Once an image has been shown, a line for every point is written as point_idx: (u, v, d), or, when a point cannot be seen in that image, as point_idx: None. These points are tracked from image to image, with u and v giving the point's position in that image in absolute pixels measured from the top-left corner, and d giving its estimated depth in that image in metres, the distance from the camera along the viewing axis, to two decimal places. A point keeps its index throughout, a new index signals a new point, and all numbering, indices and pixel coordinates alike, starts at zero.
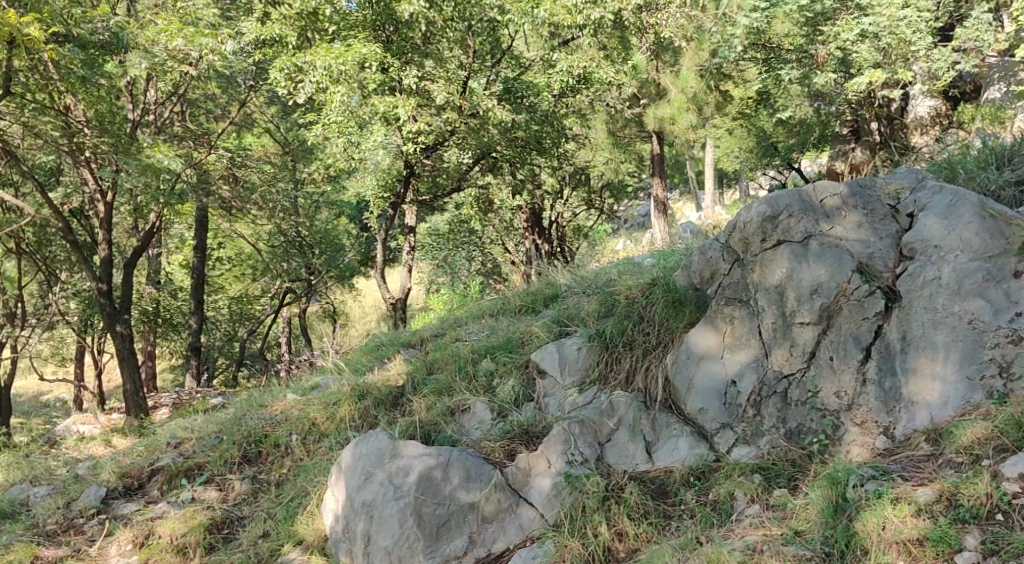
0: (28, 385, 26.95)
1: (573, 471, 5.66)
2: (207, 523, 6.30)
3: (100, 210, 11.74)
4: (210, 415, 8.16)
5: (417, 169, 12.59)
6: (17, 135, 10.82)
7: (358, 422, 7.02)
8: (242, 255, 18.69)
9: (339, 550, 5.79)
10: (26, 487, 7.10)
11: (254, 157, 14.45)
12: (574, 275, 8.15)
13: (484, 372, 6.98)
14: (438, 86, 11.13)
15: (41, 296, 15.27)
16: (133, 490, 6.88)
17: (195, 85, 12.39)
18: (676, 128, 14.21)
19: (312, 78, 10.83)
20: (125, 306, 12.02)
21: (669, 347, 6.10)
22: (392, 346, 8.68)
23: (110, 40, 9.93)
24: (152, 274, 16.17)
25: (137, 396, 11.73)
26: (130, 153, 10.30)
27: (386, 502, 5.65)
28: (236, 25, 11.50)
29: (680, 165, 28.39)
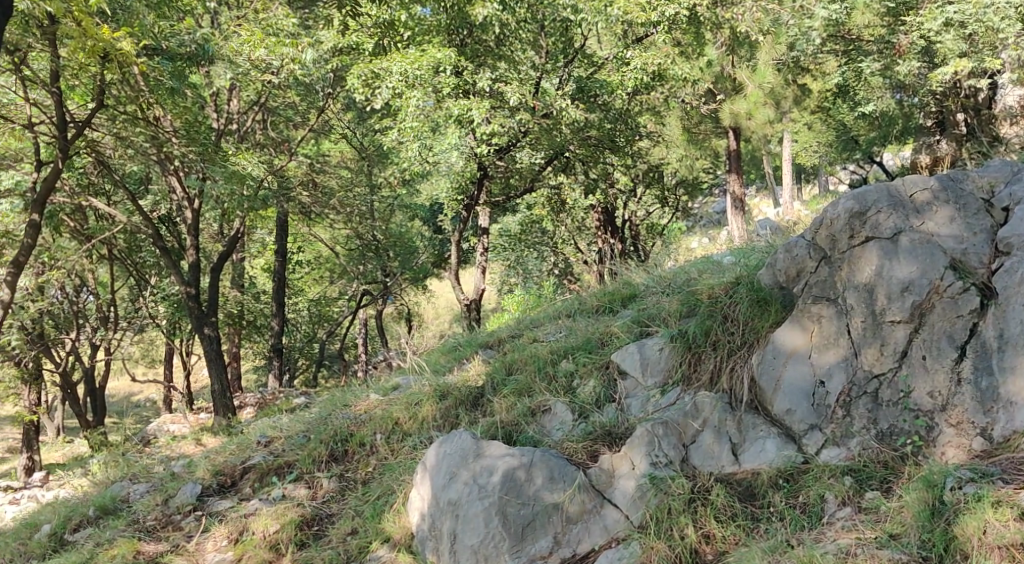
0: (121, 386, 28.11)
1: (658, 473, 5.62)
2: (298, 519, 6.43)
3: (188, 217, 12.15)
4: (297, 415, 8.37)
5: (490, 171, 12.66)
6: (109, 146, 11.32)
7: (439, 422, 7.11)
8: (320, 258, 19.08)
9: (425, 549, 5.83)
10: (126, 485, 7.39)
11: (332, 165, 14.84)
12: (652, 275, 8.10)
13: (564, 372, 6.96)
14: (512, 89, 11.15)
15: (133, 300, 15.86)
16: (226, 488, 7.09)
17: (276, 94, 12.73)
18: (753, 123, 13.76)
19: (389, 84, 11.04)
20: (212, 309, 12.42)
21: (754, 348, 6.02)
22: (471, 347, 8.77)
23: (196, 51, 10.14)
24: (236, 278, 16.65)
25: (224, 396, 12.06)
26: (216, 161, 10.78)
27: (472, 501, 5.68)
28: (314, 34, 11.78)
29: (756, 162, 27.99)
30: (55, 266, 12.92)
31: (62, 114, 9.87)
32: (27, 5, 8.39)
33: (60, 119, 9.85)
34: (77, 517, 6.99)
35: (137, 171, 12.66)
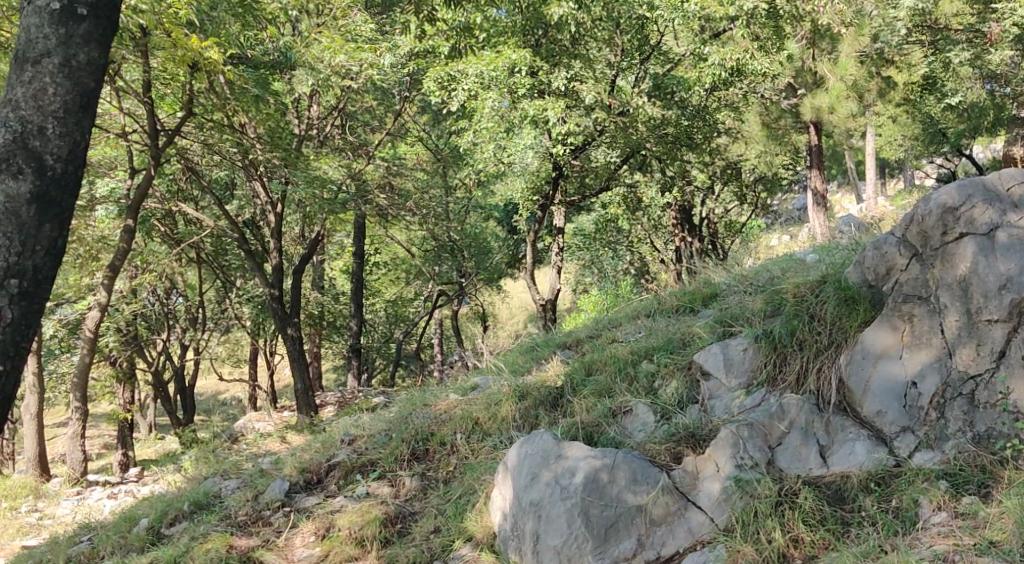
0: (208, 386, 29.07)
1: (744, 475, 5.54)
2: (382, 517, 6.49)
3: (271, 221, 12.47)
4: (377, 414, 8.52)
5: (565, 170, 12.63)
6: (197, 153, 11.75)
7: (519, 422, 7.13)
8: (397, 260, 19.35)
9: (508, 549, 5.83)
10: (218, 481, 7.67)
11: (408, 167, 15.06)
12: (732, 274, 8.00)
13: (645, 373, 6.90)
14: (588, 88, 11.10)
15: (219, 302, 16.37)
16: (312, 484, 7.26)
17: (354, 99, 12.96)
18: (835, 117, 13.36)
19: (465, 86, 11.15)
20: (294, 310, 12.70)
21: (842, 348, 5.89)
22: (548, 347, 8.78)
23: (279, 59, 10.86)
24: (316, 280, 17.03)
25: (307, 395, 12.28)
26: (298, 165, 11.09)
27: (554, 502, 5.64)
28: (391, 40, 12.06)
29: (838, 157, 27.34)
30: (147, 269, 13.44)
31: (154, 122, 10.27)
32: (122, 18, 8.83)
33: (152, 127, 10.24)
34: (172, 512, 7.24)
35: (223, 176, 13.05)
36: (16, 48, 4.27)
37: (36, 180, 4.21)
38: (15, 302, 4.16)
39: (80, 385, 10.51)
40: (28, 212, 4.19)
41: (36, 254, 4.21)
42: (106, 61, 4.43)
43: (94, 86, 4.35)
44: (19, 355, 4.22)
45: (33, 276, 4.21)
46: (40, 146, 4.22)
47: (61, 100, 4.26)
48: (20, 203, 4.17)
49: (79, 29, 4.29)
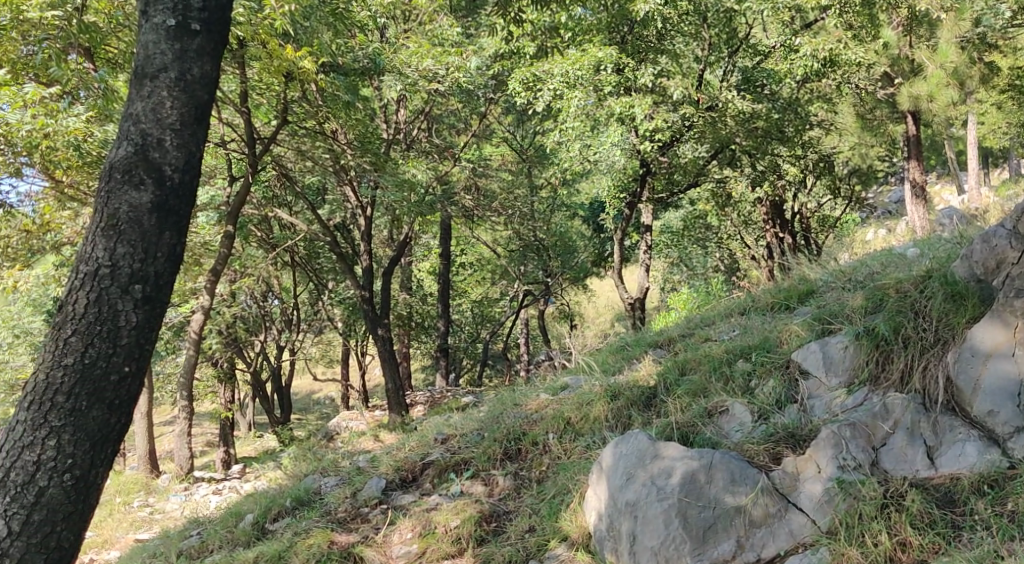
0: (302, 386, 29.89)
1: (847, 477, 5.40)
2: (477, 516, 6.53)
3: (361, 224, 12.74)
4: (468, 414, 8.61)
5: (653, 168, 12.51)
6: (292, 159, 12.17)
7: (612, 423, 7.08)
8: (483, 260, 19.48)
9: (604, 549, 5.75)
10: (318, 478, 7.89)
11: (494, 167, 15.19)
12: (830, 271, 7.80)
13: (741, 372, 6.76)
14: (675, 83, 11.02)
15: (312, 304, 16.81)
16: (408, 482, 7.39)
17: (440, 102, 13.12)
18: (935, 105, 12.83)
19: (550, 86, 11.13)
20: (385, 311, 12.91)
21: (949, 345, 5.69)
22: (640, 346, 8.70)
23: (369, 65, 10.82)
24: (405, 281, 17.32)
25: (399, 394, 12.44)
26: (387, 169, 11.28)
27: (651, 502, 5.56)
28: (477, 43, 12.24)
29: (937, 148, 26.36)
30: (245, 274, 13.90)
31: (251, 131, 10.65)
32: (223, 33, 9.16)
33: (250, 136, 10.62)
34: (275, 507, 7.47)
35: (315, 182, 13.37)
36: (134, 64, 4.47)
37: (156, 190, 4.39)
38: (139, 306, 4.34)
39: (185, 385, 10.93)
40: (150, 220, 4.37)
41: (158, 260, 4.39)
42: (218, 74, 4.60)
43: (207, 98, 4.52)
44: (144, 357, 4.39)
45: (155, 281, 4.38)
46: (160, 157, 4.40)
47: (178, 113, 4.44)
48: (142, 211, 4.36)
49: (193, 43, 4.46)
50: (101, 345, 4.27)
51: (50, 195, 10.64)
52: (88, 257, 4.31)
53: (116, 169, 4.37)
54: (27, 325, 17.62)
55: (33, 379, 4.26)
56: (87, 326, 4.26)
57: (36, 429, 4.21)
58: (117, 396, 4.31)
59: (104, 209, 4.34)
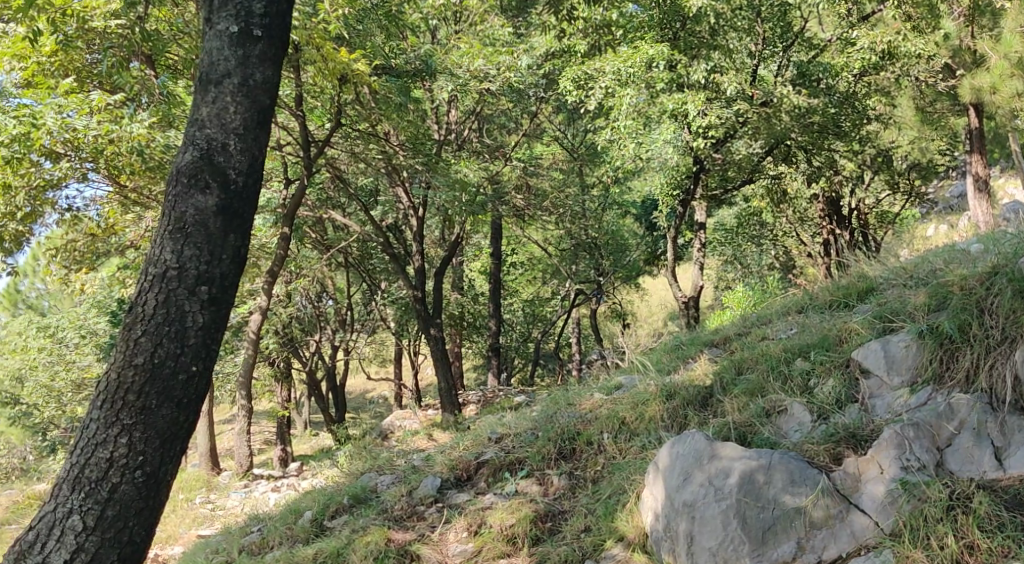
0: (356, 385, 30.25)
1: (911, 477, 5.30)
2: (532, 515, 6.52)
3: (413, 225, 12.84)
4: (522, 413, 8.63)
5: (707, 165, 12.38)
6: (346, 161, 12.33)
7: (667, 422, 7.03)
8: (534, 259, 19.49)
9: (661, 550, 5.71)
10: (374, 476, 7.99)
11: (545, 167, 15.20)
12: (891, 268, 7.65)
13: (799, 370, 6.67)
14: (729, 79, 10.85)
15: (366, 304, 17.00)
16: (463, 481, 7.43)
17: (491, 102, 13.15)
18: (996, 98, 12.30)
19: (602, 83, 11.09)
20: (437, 311, 12.99)
21: (1017, 343, 5.54)
22: (695, 345, 8.61)
23: (420, 68, 11.12)
24: (456, 281, 17.43)
25: (452, 393, 12.52)
26: (440, 169, 11.33)
27: (709, 503, 5.51)
28: (528, 42, 12.27)
29: (1000, 141, 25.60)
30: (301, 275, 14.11)
31: (306, 133, 10.79)
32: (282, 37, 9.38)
33: (305, 139, 10.76)
34: (333, 505, 7.58)
35: (368, 183, 13.54)
36: (199, 70, 4.56)
37: (221, 194, 4.48)
38: (206, 307, 4.44)
39: (244, 384, 11.14)
40: (216, 222, 4.46)
41: (223, 262, 4.48)
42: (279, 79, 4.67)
43: (269, 102, 4.60)
44: (210, 357, 4.49)
45: (221, 282, 4.48)
46: (225, 162, 4.49)
47: (241, 118, 4.53)
48: (208, 215, 4.45)
49: (255, 49, 4.54)
50: (169, 345, 4.37)
51: (114, 199, 10.93)
52: (156, 260, 4.42)
53: (182, 173, 4.47)
54: (92, 326, 18.14)
55: (105, 378, 4.38)
56: (156, 326, 4.36)
57: (109, 427, 4.32)
58: (185, 394, 4.42)
59: (171, 212, 4.44)
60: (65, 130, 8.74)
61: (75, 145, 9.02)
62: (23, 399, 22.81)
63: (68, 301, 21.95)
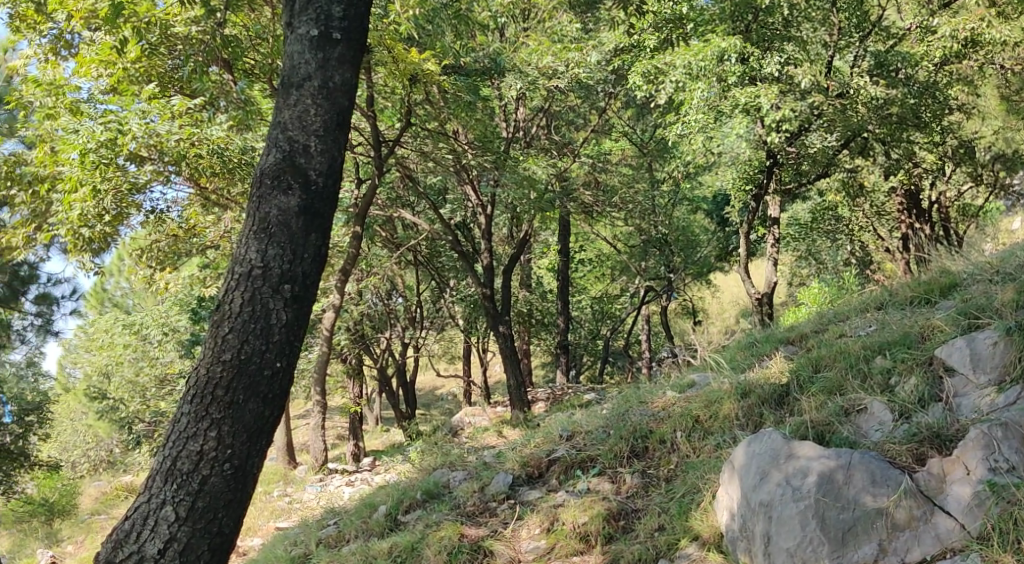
0: (425, 382, 30.57)
1: (999, 480, 5.12)
2: (606, 513, 6.48)
3: (482, 223, 12.92)
4: (593, 410, 8.61)
5: (780, 158, 12.15)
6: (416, 161, 12.46)
7: (742, 421, 6.93)
8: (602, 256, 19.43)
9: (738, 549, 5.62)
10: (446, 472, 8.06)
11: (614, 163, 15.14)
12: (976, 263, 7.41)
13: (879, 369, 6.52)
14: (803, 71, 10.64)
15: (435, 302, 17.17)
16: (534, 478, 7.45)
17: (560, 99, 13.14)
18: None
19: (672, 78, 11.03)
20: (505, 308, 13.01)
21: None
22: (769, 343, 8.47)
23: (489, 65, 11.23)
24: (525, 278, 17.47)
25: (521, 390, 12.55)
26: (508, 167, 11.32)
27: (786, 503, 5.41)
28: (597, 38, 12.24)
29: None
30: (371, 273, 14.31)
31: (377, 134, 10.94)
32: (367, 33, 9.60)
33: (376, 139, 10.87)
34: (407, 500, 7.68)
35: (437, 182, 13.68)
36: (281, 74, 4.68)
37: (303, 194, 4.57)
38: (289, 304, 4.54)
39: (318, 380, 11.34)
40: (298, 222, 4.56)
41: (305, 261, 4.58)
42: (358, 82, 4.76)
43: (348, 104, 4.69)
44: (294, 353, 4.59)
45: (303, 281, 4.57)
46: (306, 163, 4.59)
47: (321, 120, 4.62)
48: (290, 215, 4.55)
49: (334, 52, 4.64)
50: (255, 342, 4.49)
51: (195, 200, 11.24)
52: (242, 259, 4.53)
53: (266, 175, 4.58)
54: (173, 323, 18.72)
55: (194, 374, 4.51)
56: (243, 323, 4.48)
57: (198, 421, 4.45)
58: (270, 390, 4.53)
59: (255, 213, 4.56)
60: (149, 135, 9.02)
61: (159, 149, 9.28)
62: (109, 394, 23.74)
63: (151, 300, 22.76)
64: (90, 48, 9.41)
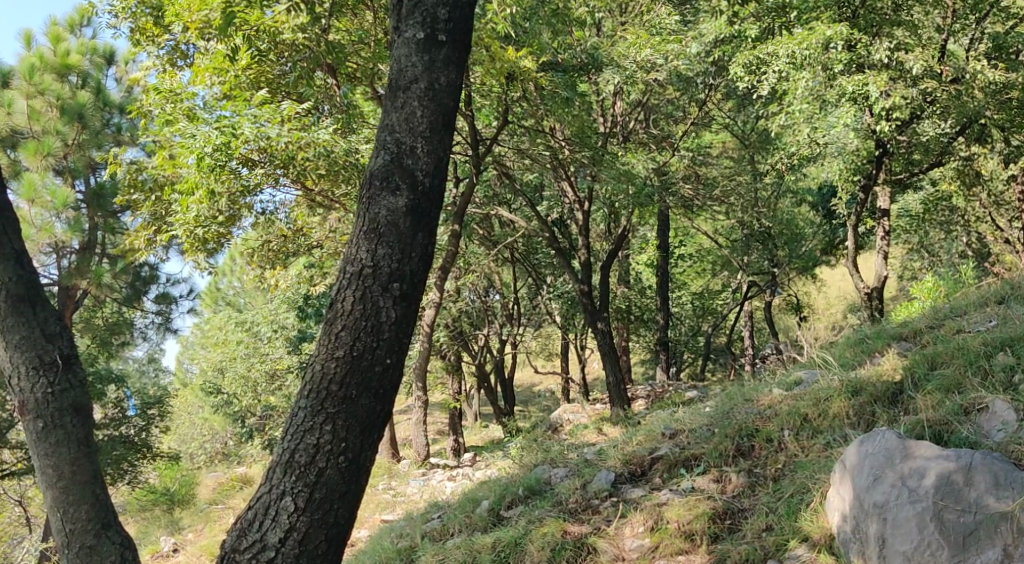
0: (524, 379, 30.73)
1: None
2: (711, 512, 6.39)
3: (580, 219, 12.92)
4: (696, 408, 8.49)
5: (891, 148, 11.79)
6: (512, 159, 12.52)
7: (854, 420, 6.72)
8: (702, 251, 19.16)
9: (850, 551, 5.47)
10: (548, 469, 8.11)
11: (714, 156, 14.90)
12: None
13: (1001, 365, 6.28)
14: (915, 56, 10.16)
15: (533, 299, 17.26)
16: (637, 476, 7.40)
17: (658, 92, 13.02)
18: None
19: (776, 68, 10.63)
20: (604, 305, 12.92)
21: None
22: (881, 339, 8.17)
23: (587, 60, 11.19)
24: (623, 274, 17.36)
25: (620, 387, 12.48)
26: (607, 163, 11.27)
27: (902, 504, 5.23)
28: (697, 28, 12.06)
29: None
30: (470, 270, 14.45)
31: (475, 133, 11.06)
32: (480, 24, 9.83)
33: (474, 137, 10.97)
34: (509, 496, 7.75)
35: (534, 178, 13.74)
36: (389, 77, 4.78)
37: (411, 194, 4.67)
38: (398, 302, 4.64)
39: (420, 376, 11.53)
40: (406, 222, 4.65)
41: (413, 259, 4.67)
42: (462, 83, 4.84)
43: (453, 105, 4.77)
44: (403, 350, 4.69)
45: (410, 279, 4.67)
46: (413, 163, 4.68)
47: (427, 121, 4.71)
48: (399, 214, 4.65)
49: (440, 54, 4.73)
50: (366, 339, 4.60)
51: (302, 203, 11.62)
52: (353, 258, 4.65)
53: (375, 176, 4.69)
54: (282, 321, 19.39)
55: (310, 369, 4.66)
56: (355, 321, 4.60)
57: (315, 415, 4.59)
58: (381, 385, 4.64)
59: (365, 214, 4.67)
60: (260, 138, 9.29)
61: (269, 153, 9.64)
62: (223, 389, 24.74)
63: (261, 298, 23.60)
64: (205, 57, 9.84)
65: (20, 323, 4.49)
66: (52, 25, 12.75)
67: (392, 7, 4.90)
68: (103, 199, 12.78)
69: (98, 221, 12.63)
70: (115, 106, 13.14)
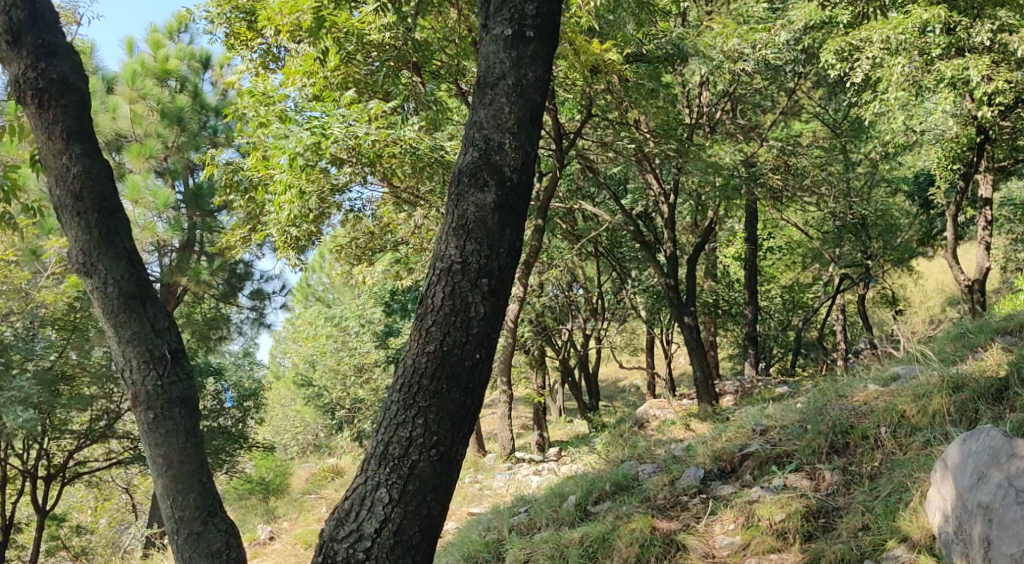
0: (609, 374, 30.58)
1: None
2: (804, 510, 6.25)
3: (665, 212, 12.76)
4: (786, 404, 8.32)
5: (993, 134, 11.34)
6: (596, 153, 12.46)
7: (955, 416, 6.49)
8: (791, 244, 18.73)
9: (952, 552, 5.31)
10: (635, 464, 8.07)
11: (805, 145, 14.51)
12: None
13: None
14: (1019, 38, 9.76)
15: (617, 293, 17.17)
16: (727, 473, 7.30)
17: (745, 83, 12.79)
18: None
19: (869, 54, 10.32)
20: (690, 299, 12.74)
21: None
22: (984, 334, 7.87)
23: (672, 51, 11.11)
24: (709, 268, 17.11)
25: (707, 382, 12.29)
26: (694, 155, 11.12)
27: (1009, 505, 5.00)
28: (785, 16, 11.80)
29: None
30: (553, 265, 14.45)
31: (558, 127, 11.04)
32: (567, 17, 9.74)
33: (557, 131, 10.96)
34: (596, 491, 7.73)
35: (618, 172, 13.66)
36: (477, 75, 4.83)
37: (498, 190, 4.70)
38: (486, 298, 4.69)
39: (505, 370, 11.57)
40: (493, 218, 4.69)
41: (501, 255, 4.71)
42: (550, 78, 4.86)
43: (540, 100, 4.79)
44: (492, 344, 4.73)
45: (499, 275, 4.71)
46: (501, 160, 4.71)
47: (515, 117, 4.73)
48: (487, 211, 4.68)
49: (527, 49, 4.76)
50: (456, 334, 4.66)
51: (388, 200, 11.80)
52: (442, 255, 4.71)
53: (463, 173, 4.74)
54: (370, 316, 19.76)
55: (402, 364, 4.73)
56: (445, 316, 4.66)
57: (407, 408, 4.67)
58: (472, 379, 4.69)
59: (454, 210, 4.72)
60: (349, 136, 9.52)
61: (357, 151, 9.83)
62: (314, 383, 25.33)
63: (349, 294, 24.07)
64: (296, 59, 10.13)
65: (132, 319, 4.63)
66: (153, 32, 13.35)
67: (478, 5, 4.95)
68: (201, 199, 13.19)
69: (196, 220, 13.13)
70: (212, 109, 13.62)
